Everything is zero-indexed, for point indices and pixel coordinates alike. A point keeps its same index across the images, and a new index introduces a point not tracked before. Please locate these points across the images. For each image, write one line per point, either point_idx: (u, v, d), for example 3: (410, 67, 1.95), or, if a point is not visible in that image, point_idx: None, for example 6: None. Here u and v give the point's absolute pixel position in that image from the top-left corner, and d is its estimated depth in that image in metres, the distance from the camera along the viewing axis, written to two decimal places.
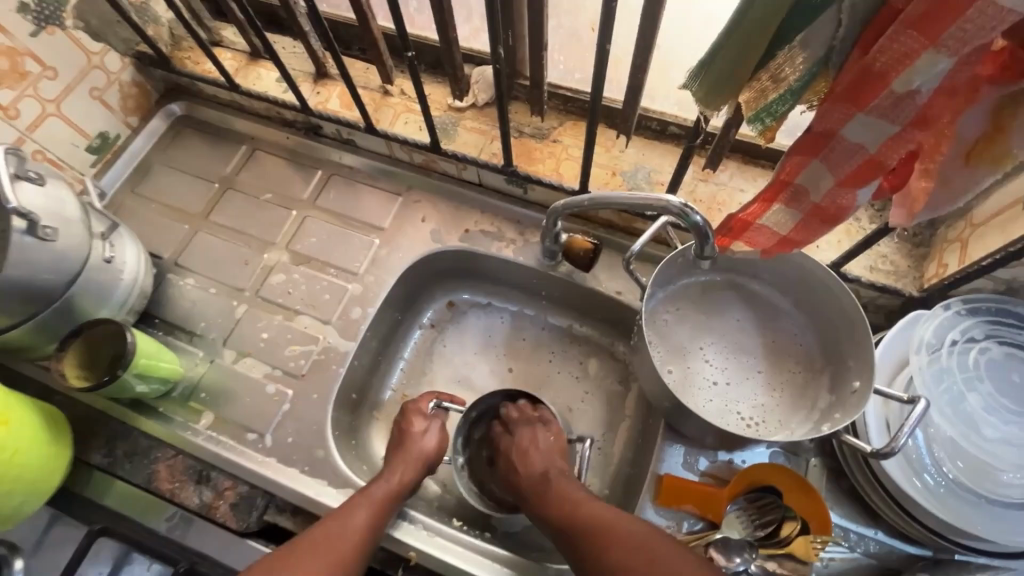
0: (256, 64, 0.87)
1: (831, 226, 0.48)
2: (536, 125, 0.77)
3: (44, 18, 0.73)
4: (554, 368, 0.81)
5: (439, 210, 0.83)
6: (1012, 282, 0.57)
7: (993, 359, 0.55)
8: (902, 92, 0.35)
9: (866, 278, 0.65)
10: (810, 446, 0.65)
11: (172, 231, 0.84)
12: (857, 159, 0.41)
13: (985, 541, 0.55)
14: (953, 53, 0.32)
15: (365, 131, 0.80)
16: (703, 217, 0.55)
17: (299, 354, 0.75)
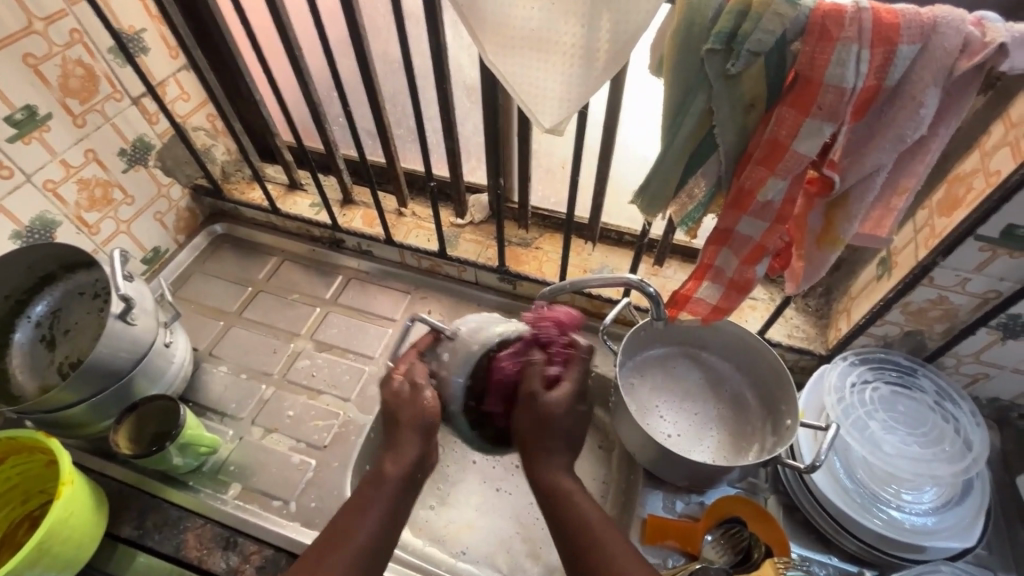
0: (294, 193, 1.07)
1: (745, 294, 0.67)
2: (522, 236, 0.99)
3: (135, 159, 0.92)
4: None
5: (442, 304, 1.00)
6: (886, 337, 0.76)
7: (884, 395, 0.73)
8: (764, 202, 0.56)
9: (785, 342, 0.84)
10: (764, 485, 0.77)
11: (208, 328, 0.97)
12: (750, 245, 0.62)
13: (910, 547, 0.67)
14: (784, 178, 0.54)
15: (384, 242, 1.00)
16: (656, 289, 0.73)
17: (321, 428, 0.84)
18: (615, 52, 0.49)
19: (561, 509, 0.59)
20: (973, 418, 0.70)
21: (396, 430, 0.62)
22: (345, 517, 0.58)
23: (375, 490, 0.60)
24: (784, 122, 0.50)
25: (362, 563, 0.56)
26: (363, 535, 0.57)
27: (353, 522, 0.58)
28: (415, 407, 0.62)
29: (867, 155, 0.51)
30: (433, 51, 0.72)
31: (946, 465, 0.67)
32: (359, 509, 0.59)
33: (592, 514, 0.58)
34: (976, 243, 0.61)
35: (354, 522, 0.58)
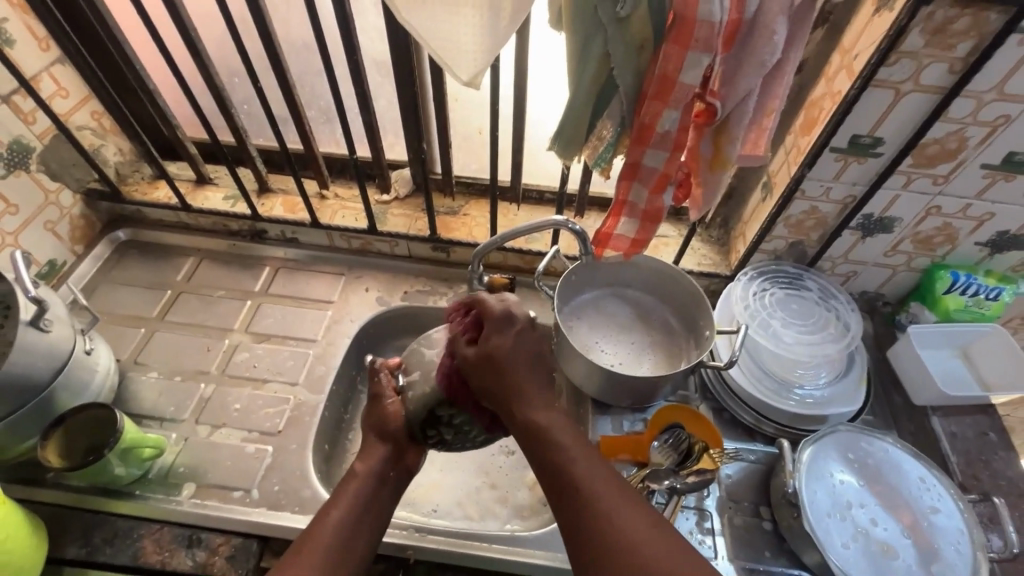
0: (204, 188, 1.03)
1: (656, 223, 0.76)
2: (449, 205, 1.02)
3: (14, 164, 0.84)
4: None
5: (379, 281, 1.01)
6: (776, 252, 0.89)
7: (780, 297, 0.85)
8: (662, 132, 0.64)
9: (696, 269, 0.96)
10: (695, 395, 0.87)
11: (127, 336, 0.91)
12: (656, 176, 0.70)
13: (812, 419, 0.80)
14: (675, 110, 0.62)
15: (310, 226, 0.99)
16: (580, 228, 0.81)
17: (273, 414, 0.83)
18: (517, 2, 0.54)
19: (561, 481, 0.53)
20: (848, 305, 0.84)
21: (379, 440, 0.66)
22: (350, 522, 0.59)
23: (370, 512, 0.61)
24: (670, 58, 0.58)
25: (336, 558, 0.56)
26: (339, 535, 0.57)
27: (348, 530, 0.58)
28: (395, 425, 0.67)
29: (739, 81, 0.60)
30: (342, 25, 0.73)
31: (833, 345, 0.80)
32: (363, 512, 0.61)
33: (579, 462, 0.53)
34: (832, 154, 0.73)
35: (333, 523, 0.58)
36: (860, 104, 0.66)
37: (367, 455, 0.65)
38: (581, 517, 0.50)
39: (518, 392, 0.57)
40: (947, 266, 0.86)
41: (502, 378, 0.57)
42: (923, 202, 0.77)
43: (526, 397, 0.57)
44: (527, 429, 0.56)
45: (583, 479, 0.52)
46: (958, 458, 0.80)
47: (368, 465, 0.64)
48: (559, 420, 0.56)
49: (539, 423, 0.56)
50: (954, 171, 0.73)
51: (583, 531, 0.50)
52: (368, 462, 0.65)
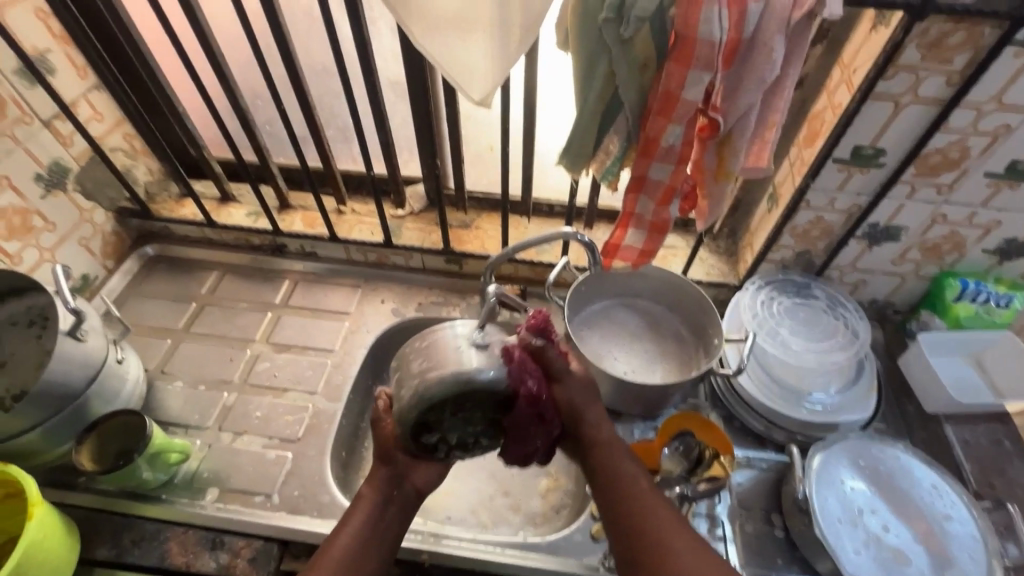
0: (228, 205, 1.07)
1: (663, 233, 0.78)
2: (462, 219, 1.05)
3: (53, 184, 0.89)
4: None
5: (395, 293, 1.04)
6: (783, 261, 0.90)
7: (788, 305, 0.86)
8: (666, 146, 0.67)
9: (704, 279, 0.97)
10: (705, 403, 0.88)
11: (155, 347, 0.95)
12: (662, 187, 0.72)
13: (823, 426, 0.80)
14: (678, 125, 0.64)
15: (328, 240, 1.02)
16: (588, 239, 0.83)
17: (293, 422, 0.86)
18: (524, 27, 0.57)
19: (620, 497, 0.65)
20: (857, 313, 0.85)
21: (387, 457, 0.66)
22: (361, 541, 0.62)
23: (381, 530, 0.64)
24: (672, 76, 0.60)
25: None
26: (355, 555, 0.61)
27: (357, 548, 0.61)
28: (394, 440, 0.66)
29: (739, 96, 0.62)
30: (359, 50, 0.77)
31: (841, 352, 0.81)
32: (374, 531, 0.63)
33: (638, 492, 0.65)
34: (835, 165, 0.74)
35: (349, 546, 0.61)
36: (860, 116, 0.68)
37: (371, 477, 0.66)
38: (637, 538, 0.62)
39: (587, 429, 0.68)
40: (955, 274, 0.87)
41: (584, 411, 0.68)
42: (929, 210, 0.78)
43: (595, 433, 0.68)
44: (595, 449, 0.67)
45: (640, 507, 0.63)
46: (972, 467, 0.80)
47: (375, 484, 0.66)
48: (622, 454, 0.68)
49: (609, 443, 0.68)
50: (957, 180, 0.74)
51: (637, 548, 0.61)
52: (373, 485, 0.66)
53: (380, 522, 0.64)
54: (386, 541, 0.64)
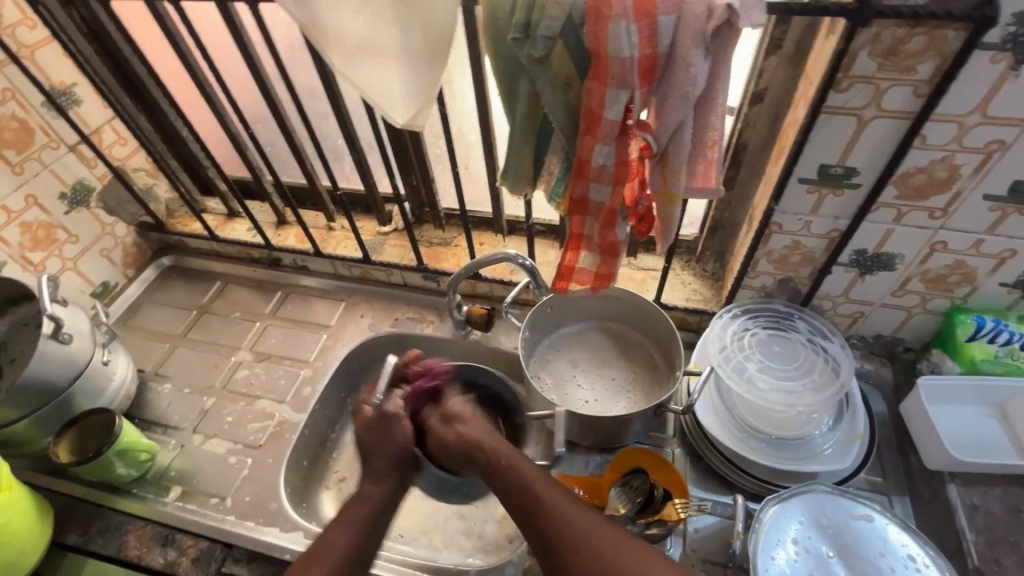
0: (233, 221, 1.15)
1: (615, 257, 0.74)
2: (441, 237, 1.06)
3: (76, 201, 1.00)
4: None
5: (374, 308, 1.06)
6: (764, 288, 0.82)
7: (762, 338, 0.78)
8: (598, 166, 0.63)
9: (683, 305, 0.91)
10: (670, 438, 0.82)
11: (155, 350, 1.04)
12: (604, 209, 0.68)
13: (792, 474, 0.72)
14: (606, 144, 0.61)
15: (314, 255, 1.07)
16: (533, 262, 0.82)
17: (258, 429, 0.91)
18: (431, 50, 0.57)
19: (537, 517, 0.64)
20: (844, 351, 0.75)
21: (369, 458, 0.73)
22: (356, 539, 0.67)
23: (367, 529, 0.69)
24: (592, 94, 0.58)
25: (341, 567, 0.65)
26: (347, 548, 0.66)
27: (353, 543, 0.67)
28: (387, 436, 0.74)
29: (667, 114, 0.58)
30: (321, 75, 0.81)
31: (815, 394, 0.72)
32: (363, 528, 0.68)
33: (569, 514, 0.63)
34: (801, 185, 0.67)
35: (339, 537, 0.67)
36: (820, 132, 0.61)
37: (377, 478, 0.72)
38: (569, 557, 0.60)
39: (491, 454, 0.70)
40: (969, 310, 0.75)
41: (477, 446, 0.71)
42: (923, 237, 0.69)
43: (510, 460, 0.69)
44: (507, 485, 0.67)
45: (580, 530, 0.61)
46: (976, 538, 0.68)
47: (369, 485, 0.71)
48: (540, 473, 0.68)
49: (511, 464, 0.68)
50: (952, 204, 0.64)
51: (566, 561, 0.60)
52: (371, 486, 0.72)
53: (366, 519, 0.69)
54: (375, 540, 0.69)
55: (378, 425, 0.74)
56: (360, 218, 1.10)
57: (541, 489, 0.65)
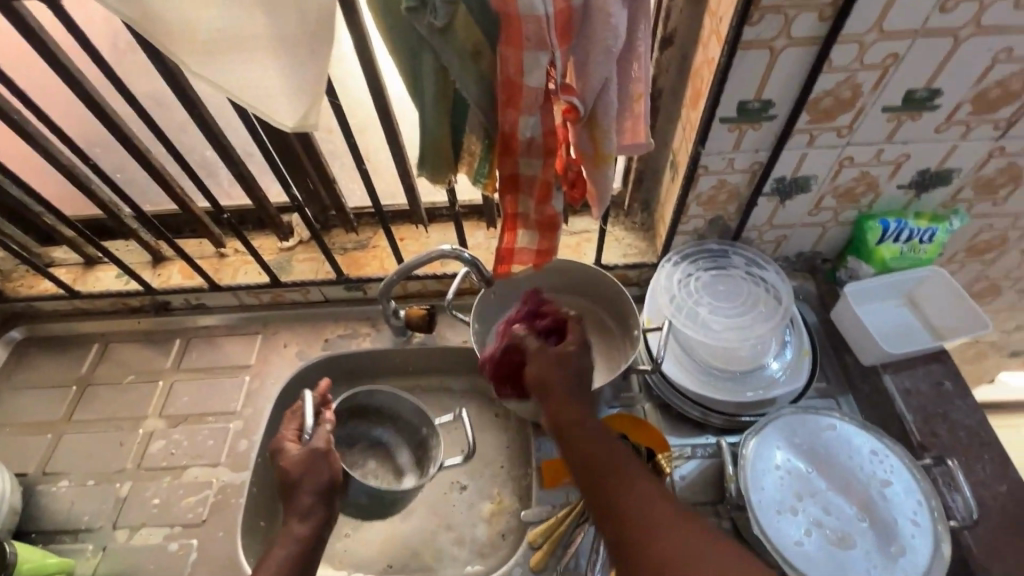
0: (95, 269, 0.96)
1: (555, 231, 0.70)
2: (356, 240, 0.95)
3: None
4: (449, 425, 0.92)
5: (297, 334, 0.95)
6: (697, 231, 0.83)
7: (706, 280, 0.79)
8: (526, 139, 0.58)
9: (622, 262, 0.90)
10: (639, 395, 0.81)
11: (33, 446, 0.85)
12: (537, 184, 0.64)
13: (756, 403, 0.75)
14: (531, 114, 0.56)
15: (211, 289, 0.92)
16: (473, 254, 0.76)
17: (196, 503, 0.79)
18: (312, 38, 0.47)
19: (599, 479, 0.56)
20: (779, 277, 0.79)
21: (294, 487, 0.62)
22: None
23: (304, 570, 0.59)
24: (508, 61, 0.52)
25: None
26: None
27: None
28: (320, 471, 0.63)
29: (590, 73, 0.54)
30: (169, 81, 0.67)
31: (764, 324, 0.75)
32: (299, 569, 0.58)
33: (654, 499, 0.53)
34: (723, 126, 0.67)
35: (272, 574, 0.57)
36: (736, 69, 0.60)
37: (305, 514, 0.61)
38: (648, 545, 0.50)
39: (558, 405, 0.62)
40: (874, 215, 0.81)
41: (553, 399, 0.63)
42: (833, 156, 0.72)
43: (576, 416, 0.61)
44: (573, 443, 0.59)
45: (648, 509, 0.52)
46: (914, 417, 0.75)
47: (293, 523, 0.60)
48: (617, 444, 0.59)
49: (571, 420, 0.61)
50: (856, 120, 0.67)
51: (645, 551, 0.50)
52: (298, 523, 0.61)
53: (290, 558, 0.59)
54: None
55: (310, 462, 0.63)
56: (255, 236, 0.96)
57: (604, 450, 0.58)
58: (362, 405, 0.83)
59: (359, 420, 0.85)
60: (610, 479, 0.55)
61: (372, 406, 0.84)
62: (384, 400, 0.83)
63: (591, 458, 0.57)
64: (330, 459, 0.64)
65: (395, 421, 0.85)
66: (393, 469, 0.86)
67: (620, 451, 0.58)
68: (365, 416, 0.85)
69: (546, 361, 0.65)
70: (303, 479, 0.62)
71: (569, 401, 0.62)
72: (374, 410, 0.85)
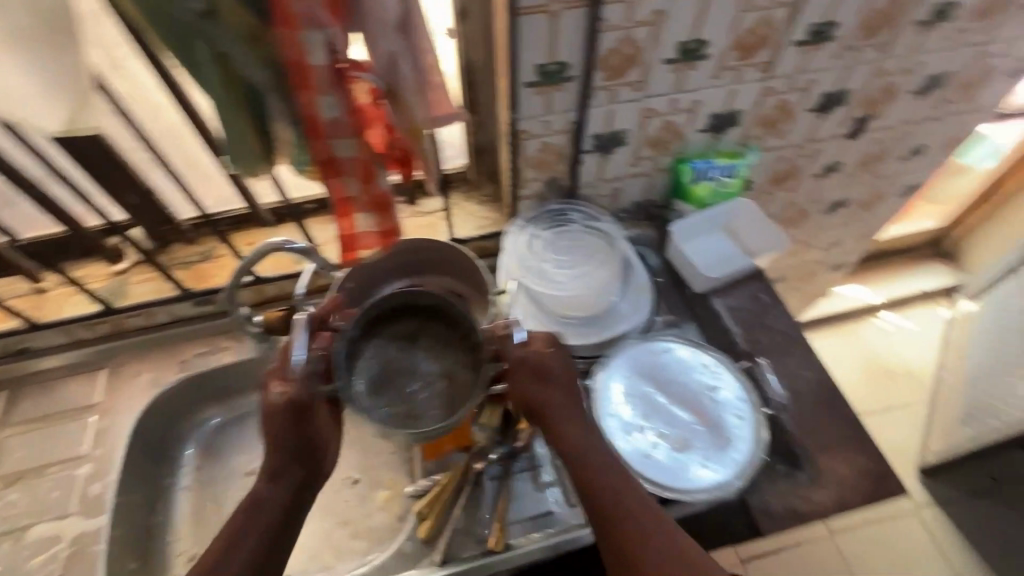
0: None
1: (390, 209, 0.71)
2: (199, 251, 0.90)
3: None
4: None
5: (149, 360, 0.88)
6: (537, 194, 0.88)
7: (550, 239, 0.85)
8: (329, 121, 0.59)
9: (477, 234, 0.94)
10: None
11: None
12: (356, 165, 0.65)
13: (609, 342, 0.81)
14: (326, 95, 0.57)
15: (33, 329, 0.83)
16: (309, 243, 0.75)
17: (44, 561, 0.74)
18: (47, 36, 0.45)
19: (581, 476, 0.60)
20: (613, 227, 0.86)
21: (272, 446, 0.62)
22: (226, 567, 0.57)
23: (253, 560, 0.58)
24: (286, 43, 0.52)
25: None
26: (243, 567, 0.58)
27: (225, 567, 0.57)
28: (285, 424, 0.62)
29: (375, 48, 0.55)
30: None
31: (603, 270, 0.81)
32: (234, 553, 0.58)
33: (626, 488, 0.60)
34: (528, 90, 0.71)
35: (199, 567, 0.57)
36: (523, 34, 0.65)
37: (277, 476, 0.62)
38: (626, 549, 0.57)
39: (555, 421, 0.63)
40: (687, 158, 0.90)
41: (547, 402, 0.63)
42: (636, 108, 0.79)
43: (569, 410, 0.63)
44: (564, 445, 0.62)
45: (633, 506, 0.59)
46: (739, 330, 0.86)
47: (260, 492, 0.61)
48: (596, 447, 0.62)
49: (558, 421, 0.63)
50: (644, 74, 0.75)
51: (623, 552, 0.57)
52: (270, 485, 0.62)
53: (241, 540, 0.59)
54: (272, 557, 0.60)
55: (280, 416, 0.62)
56: (80, 264, 0.88)
57: (588, 448, 0.62)
58: (404, 304, 0.60)
59: (407, 323, 0.61)
60: (587, 477, 0.60)
61: (412, 312, 0.61)
62: (424, 302, 0.60)
63: (575, 454, 0.61)
64: (314, 407, 0.64)
65: (440, 320, 0.61)
66: (449, 381, 0.59)
67: (604, 455, 0.62)
68: (411, 322, 0.61)
69: (523, 361, 0.63)
70: (273, 432, 0.62)
71: (559, 415, 0.63)
72: (410, 319, 0.61)
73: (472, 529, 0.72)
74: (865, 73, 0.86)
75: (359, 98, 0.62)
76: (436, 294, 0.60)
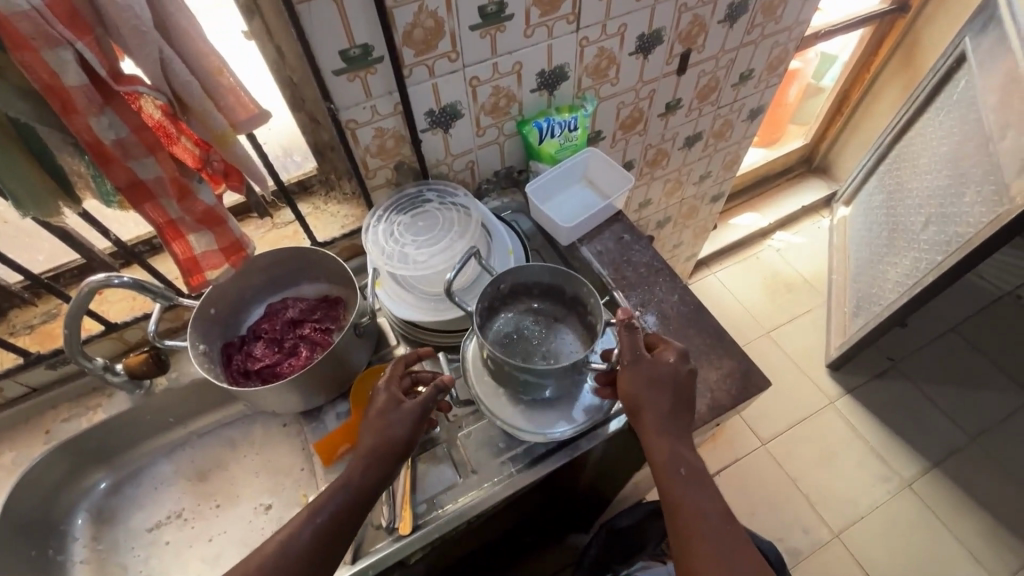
0: None
1: (224, 223, 0.69)
2: (43, 312, 0.86)
3: None
4: (234, 455, 0.88)
5: (11, 438, 0.82)
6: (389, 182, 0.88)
7: (407, 223, 0.84)
8: (113, 142, 0.56)
9: (342, 234, 0.93)
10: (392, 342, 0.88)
11: None
12: (166, 183, 0.62)
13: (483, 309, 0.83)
14: (98, 114, 0.53)
15: None
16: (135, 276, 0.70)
17: None
18: None
19: (679, 516, 0.61)
20: (466, 198, 0.88)
21: (386, 432, 0.65)
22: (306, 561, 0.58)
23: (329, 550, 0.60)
24: (27, 66, 0.49)
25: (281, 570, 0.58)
26: (305, 554, 0.59)
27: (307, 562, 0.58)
28: (403, 418, 0.66)
29: (136, 58, 0.52)
30: None
31: (462, 241, 0.82)
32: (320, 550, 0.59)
33: (712, 514, 0.61)
34: (338, 78, 0.71)
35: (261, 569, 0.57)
36: (310, 21, 0.64)
37: (370, 465, 0.63)
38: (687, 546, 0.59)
39: (643, 426, 0.65)
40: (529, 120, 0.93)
41: (649, 438, 0.64)
42: (460, 79, 0.81)
43: (666, 468, 0.63)
44: (661, 463, 0.63)
45: (720, 532, 0.60)
46: (608, 271, 0.90)
47: (355, 475, 0.63)
48: (717, 504, 0.62)
49: (677, 459, 0.63)
50: (455, 43, 0.76)
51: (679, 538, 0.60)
52: (362, 475, 0.63)
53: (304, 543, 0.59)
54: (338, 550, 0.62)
55: (394, 410, 0.66)
56: None
57: (694, 502, 0.61)
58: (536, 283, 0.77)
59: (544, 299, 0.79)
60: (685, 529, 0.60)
61: (541, 285, 0.77)
62: (543, 274, 0.75)
63: (674, 497, 0.62)
64: (402, 408, 0.66)
65: (576, 301, 0.76)
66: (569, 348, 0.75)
67: (701, 500, 0.62)
68: (545, 299, 0.79)
69: (645, 382, 0.65)
70: (389, 424, 0.65)
71: (646, 404, 0.65)
72: (545, 290, 0.78)
73: (377, 522, 0.71)
74: (670, 10, 0.91)
75: (149, 115, 0.60)
76: (573, 277, 0.74)
